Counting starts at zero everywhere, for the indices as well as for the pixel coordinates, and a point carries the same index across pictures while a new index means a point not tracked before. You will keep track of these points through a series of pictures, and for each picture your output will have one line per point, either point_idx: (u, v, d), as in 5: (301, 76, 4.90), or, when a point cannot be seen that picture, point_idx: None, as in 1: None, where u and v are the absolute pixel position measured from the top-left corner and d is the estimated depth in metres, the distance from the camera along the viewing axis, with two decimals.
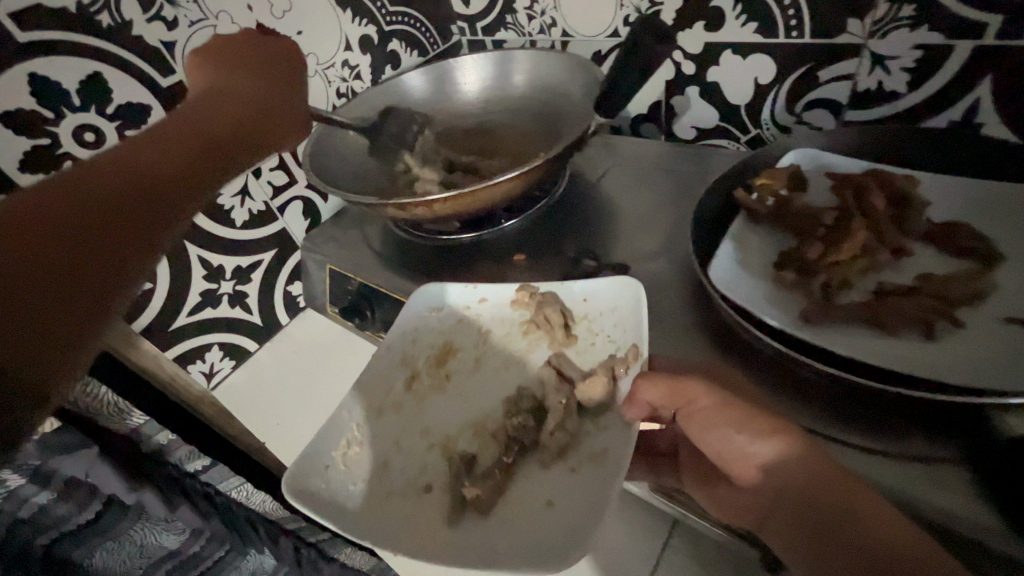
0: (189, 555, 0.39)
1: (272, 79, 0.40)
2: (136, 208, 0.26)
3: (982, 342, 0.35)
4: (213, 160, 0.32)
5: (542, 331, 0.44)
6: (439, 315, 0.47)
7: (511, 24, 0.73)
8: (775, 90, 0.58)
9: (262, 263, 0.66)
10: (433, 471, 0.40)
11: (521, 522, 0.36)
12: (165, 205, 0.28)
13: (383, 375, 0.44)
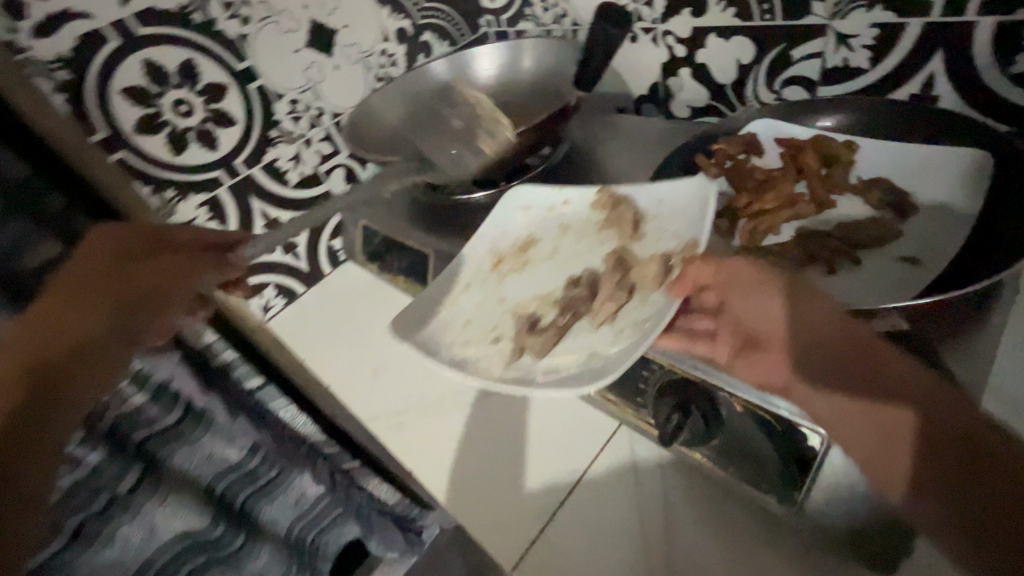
0: (247, 467, 0.46)
1: (199, 270, 0.44)
2: (86, 353, 0.37)
3: (875, 274, 0.41)
4: (123, 336, 0.39)
5: (617, 224, 0.50)
6: (527, 212, 0.54)
7: (529, 16, 0.81)
8: (756, 68, 0.63)
9: (309, 219, 0.79)
10: (500, 330, 0.48)
11: (564, 367, 0.43)
12: (89, 371, 0.37)
13: (477, 259, 0.53)
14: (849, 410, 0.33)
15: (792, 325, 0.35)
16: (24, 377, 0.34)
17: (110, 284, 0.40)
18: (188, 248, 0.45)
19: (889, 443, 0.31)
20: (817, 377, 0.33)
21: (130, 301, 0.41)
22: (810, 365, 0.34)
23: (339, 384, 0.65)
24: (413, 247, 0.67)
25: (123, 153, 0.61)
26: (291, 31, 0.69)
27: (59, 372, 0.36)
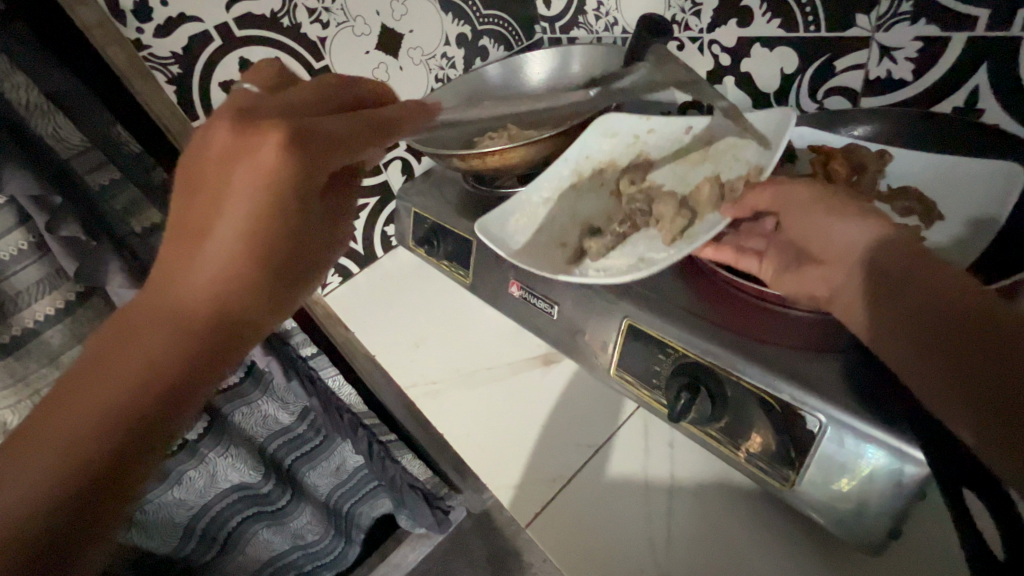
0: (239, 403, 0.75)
1: (310, 149, 0.32)
2: (245, 315, 0.33)
3: None
4: (284, 279, 0.34)
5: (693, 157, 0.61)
6: (611, 141, 0.67)
7: (582, 23, 0.85)
8: (799, 78, 0.64)
9: (367, 206, 0.87)
10: (568, 236, 0.61)
11: (615, 266, 0.55)
12: (251, 313, 0.33)
13: (561, 177, 0.66)
14: (898, 329, 0.34)
15: (838, 249, 0.38)
16: (200, 330, 0.31)
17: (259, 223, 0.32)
18: (307, 132, 0.33)
19: (923, 349, 0.32)
20: (867, 302, 0.36)
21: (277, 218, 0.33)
22: (860, 293, 0.36)
23: (383, 353, 0.72)
24: (458, 233, 0.73)
25: None
26: (363, 35, 0.76)
27: (227, 330, 0.32)
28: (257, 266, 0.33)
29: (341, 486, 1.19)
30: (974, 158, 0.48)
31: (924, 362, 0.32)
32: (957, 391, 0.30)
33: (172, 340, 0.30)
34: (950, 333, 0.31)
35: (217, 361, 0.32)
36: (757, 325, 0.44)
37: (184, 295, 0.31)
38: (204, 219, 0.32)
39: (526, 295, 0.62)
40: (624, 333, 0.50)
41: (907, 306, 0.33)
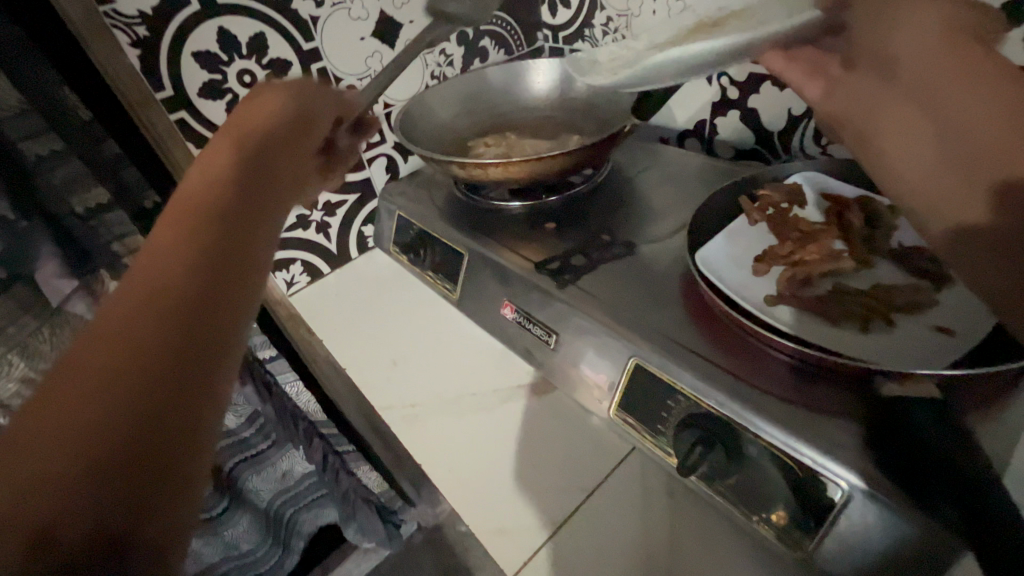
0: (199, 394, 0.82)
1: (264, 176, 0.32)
2: (203, 337, 0.24)
3: (909, 339, 0.41)
4: (244, 266, 0.27)
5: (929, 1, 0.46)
6: None
7: (587, 37, 0.84)
8: (805, 121, 0.65)
9: (346, 203, 0.81)
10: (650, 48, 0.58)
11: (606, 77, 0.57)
12: (188, 445, 0.23)
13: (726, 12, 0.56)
14: (916, 143, 0.33)
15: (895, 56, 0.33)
16: (155, 407, 0.22)
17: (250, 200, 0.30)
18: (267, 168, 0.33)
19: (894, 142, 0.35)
20: (911, 115, 0.33)
21: (252, 171, 0.31)
22: (903, 109, 0.34)
23: (357, 367, 0.66)
24: (447, 245, 0.67)
25: (183, 113, 0.63)
26: (360, 19, 0.70)
27: (174, 403, 0.22)
28: (216, 254, 0.26)
29: (290, 490, 1.09)
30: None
31: (911, 123, 0.33)
32: (922, 159, 0.33)
33: (114, 425, 0.21)
34: (913, 81, 0.33)
35: (135, 492, 0.21)
36: (771, 380, 0.42)
37: (64, 366, 0.22)
38: (177, 207, 0.27)
39: (521, 320, 0.58)
40: (629, 371, 0.47)
41: (924, 88, 0.32)
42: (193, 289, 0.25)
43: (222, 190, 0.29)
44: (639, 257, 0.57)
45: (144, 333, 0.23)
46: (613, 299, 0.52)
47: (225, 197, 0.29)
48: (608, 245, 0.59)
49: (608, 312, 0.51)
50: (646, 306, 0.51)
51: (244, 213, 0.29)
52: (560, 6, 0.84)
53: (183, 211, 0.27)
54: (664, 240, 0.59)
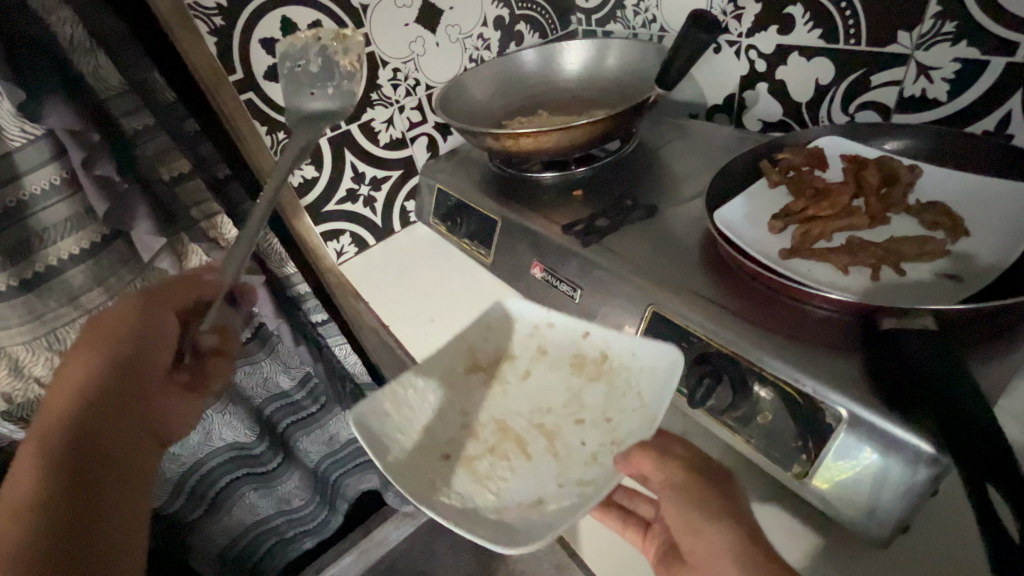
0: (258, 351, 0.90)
1: (128, 370, 0.49)
2: (109, 457, 0.45)
3: (918, 284, 0.43)
4: (105, 424, 0.46)
5: (900, 185, 0.50)
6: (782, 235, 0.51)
7: (619, 18, 0.87)
8: (833, 90, 0.66)
9: (390, 179, 0.87)
10: (459, 446, 0.48)
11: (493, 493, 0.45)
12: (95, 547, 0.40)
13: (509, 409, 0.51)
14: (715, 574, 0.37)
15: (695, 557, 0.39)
16: (70, 515, 0.40)
17: (98, 416, 0.46)
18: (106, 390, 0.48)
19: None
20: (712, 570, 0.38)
21: (131, 384, 0.49)
22: (691, 543, 0.40)
23: (398, 325, 0.72)
24: (481, 213, 0.72)
25: (250, 95, 0.70)
26: (405, 7, 0.76)
27: (93, 510, 0.41)
28: (99, 420, 0.46)
29: (335, 455, 1.18)
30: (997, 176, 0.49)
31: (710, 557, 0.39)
32: None
33: (35, 509, 0.39)
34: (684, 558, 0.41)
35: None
36: (778, 322, 0.45)
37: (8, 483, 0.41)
38: (58, 395, 0.46)
39: (548, 278, 0.62)
40: (648, 319, 0.51)
41: None
42: (93, 438, 0.45)
43: (118, 416, 0.47)
44: (661, 219, 0.60)
45: (64, 475, 0.42)
46: (634, 256, 0.56)
47: (120, 385, 0.48)
48: (631, 209, 0.62)
49: (629, 266, 0.54)
50: (666, 260, 0.55)
51: (104, 415, 0.46)
52: None
53: (71, 419, 0.45)
54: (685, 204, 0.62)
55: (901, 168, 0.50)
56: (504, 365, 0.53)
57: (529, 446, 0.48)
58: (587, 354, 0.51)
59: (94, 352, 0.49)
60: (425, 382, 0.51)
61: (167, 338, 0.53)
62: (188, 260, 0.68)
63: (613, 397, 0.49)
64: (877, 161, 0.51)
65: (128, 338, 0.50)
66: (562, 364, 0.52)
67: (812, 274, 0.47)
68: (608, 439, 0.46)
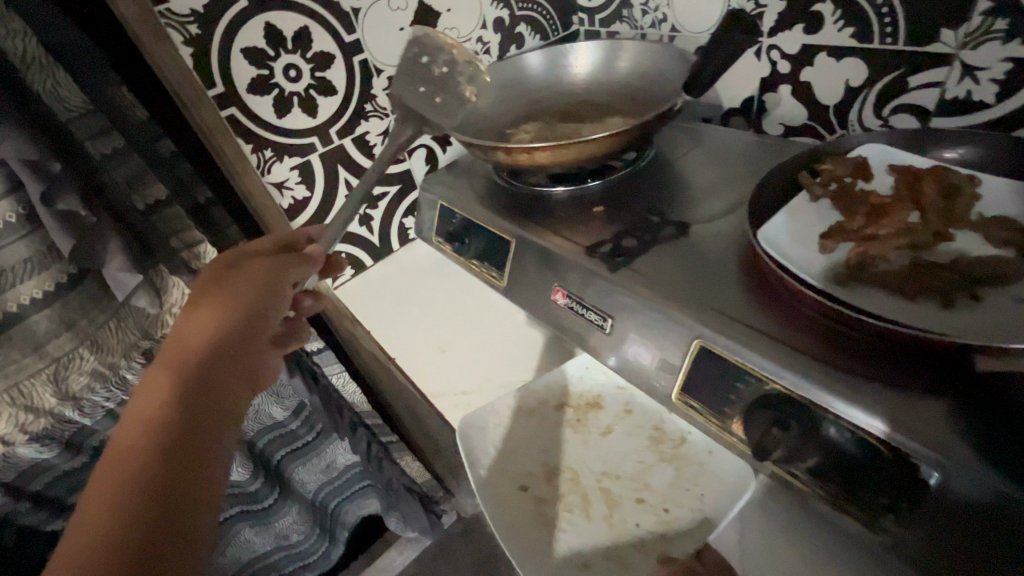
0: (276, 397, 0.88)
1: (245, 327, 0.46)
2: (208, 420, 0.40)
3: (999, 313, 0.39)
4: (217, 392, 0.42)
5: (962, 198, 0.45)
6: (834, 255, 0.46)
7: (626, 18, 0.82)
8: (864, 93, 0.62)
9: (387, 195, 0.81)
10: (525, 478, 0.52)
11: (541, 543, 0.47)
12: (179, 522, 0.34)
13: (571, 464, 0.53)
14: None
15: None
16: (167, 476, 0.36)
17: (208, 370, 0.42)
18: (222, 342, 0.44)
19: None
20: None
21: (235, 346, 0.45)
22: None
23: (405, 357, 0.66)
24: (491, 232, 0.67)
25: (233, 110, 0.64)
26: (399, 9, 0.70)
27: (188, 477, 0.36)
28: (206, 375, 0.42)
29: (333, 482, 1.11)
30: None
31: None
32: None
33: (148, 472, 0.35)
34: None
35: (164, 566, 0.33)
36: (848, 359, 0.40)
37: (120, 428, 0.38)
38: (175, 350, 0.43)
39: (572, 304, 0.56)
40: (694, 353, 0.46)
41: None
42: (197, 401, 0.40)
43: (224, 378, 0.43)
44: (693, 238, 0.56)
45: (168, 428, 0.38)
46: (671, 282, 0.51)
47: (228, 341, 0.44)
48: (659, 227, 0.57)
49: (666, 293, 0.49)
50: (704, 283, 0.50)
51: (217, 373, 0.43)
52: None
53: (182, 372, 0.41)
54: (716, 219, 0.58)
55: (963, 181, 0.46)
56: (587, 415, 0.56)
57: (590, 505, 0.49)
58: (668, 432, 0.54)
59: (207, 306, 0.45)
60: (510, 417, 0.56)
61: (278, 307, 0.49)
62: (169, 294, 0.61)
63: (691, 482, 0.50)
64: (933, 173, 0.47)
65: (240, 288, 0.47)
66: (643, 432, 0.54)
67: (875, 301, 0.42)
68: (660, 525, 0.47)
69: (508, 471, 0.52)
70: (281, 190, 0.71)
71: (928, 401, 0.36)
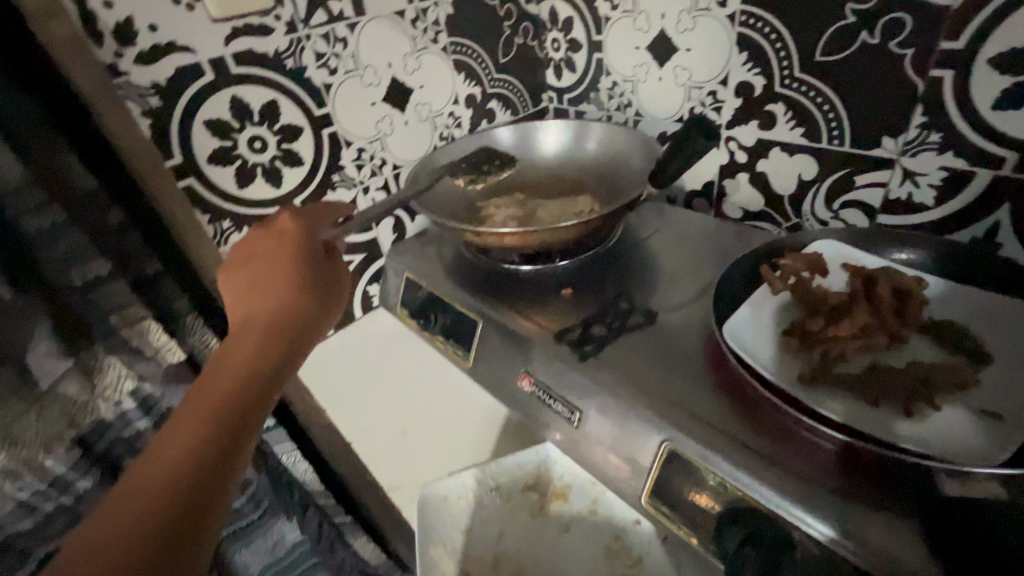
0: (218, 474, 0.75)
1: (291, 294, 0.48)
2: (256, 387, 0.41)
3: (958, 423, 0.40)
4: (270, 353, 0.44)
5: (913, 300, 0.47)
6: (797, 354, 0.47)
7: (593, 99, 0.86)
8: (816, 186, 0.65)
9: (352, 263, 0.79)
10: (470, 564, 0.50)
11: None
12: (211, 491, 0.36)
13: (511, 561, 0.50)
14: None
15: None
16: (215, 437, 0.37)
17: (263, 343, 0.44)
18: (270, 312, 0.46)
19: None
20: None
21: (294, 326, 0.46)
22: None
23: (365, 440, 0.63)
24: (457, 308, 0.65)
25: (191, 181, 0.62)
26: (371, 85, 0.70)
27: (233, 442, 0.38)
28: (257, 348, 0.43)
29: None
30: (995, 293, 0.49)
31: None
32: None
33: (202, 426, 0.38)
34: None
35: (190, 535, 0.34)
36: (816, 467, 0.40)
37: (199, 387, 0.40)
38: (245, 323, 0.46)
39: (540, 393, 0.54)
40: (661, 457, 0.45)
41: None
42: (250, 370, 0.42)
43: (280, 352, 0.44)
44: (661, 327, 0.56)
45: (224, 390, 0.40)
46: (639, 375, 0.50)
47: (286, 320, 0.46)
48: (628, 313, 0.58)
49: (636, 389, 0.49)
50: (673, 378, 0.50)
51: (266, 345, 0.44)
52: (566, 70, 0.86)
53: (244, 340, 0.44)
54: (684, 306, 0.58)
55: (914, 283, 0.48)
56: (551, 507, 0.52)
57: None
58: (627, 545, 0.49)
59: (268, 279, 0.48)
60: (469, 504, 0.53)
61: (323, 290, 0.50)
62: (104, 376, 0.54)
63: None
64: (885, 273, 0.49)
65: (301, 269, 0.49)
66: (600, 539, 0.50)
67: (838, 405, 0.43)
68: None
69: (457, 554, 0.50)
70: None
71: (895, 518, 0.37)
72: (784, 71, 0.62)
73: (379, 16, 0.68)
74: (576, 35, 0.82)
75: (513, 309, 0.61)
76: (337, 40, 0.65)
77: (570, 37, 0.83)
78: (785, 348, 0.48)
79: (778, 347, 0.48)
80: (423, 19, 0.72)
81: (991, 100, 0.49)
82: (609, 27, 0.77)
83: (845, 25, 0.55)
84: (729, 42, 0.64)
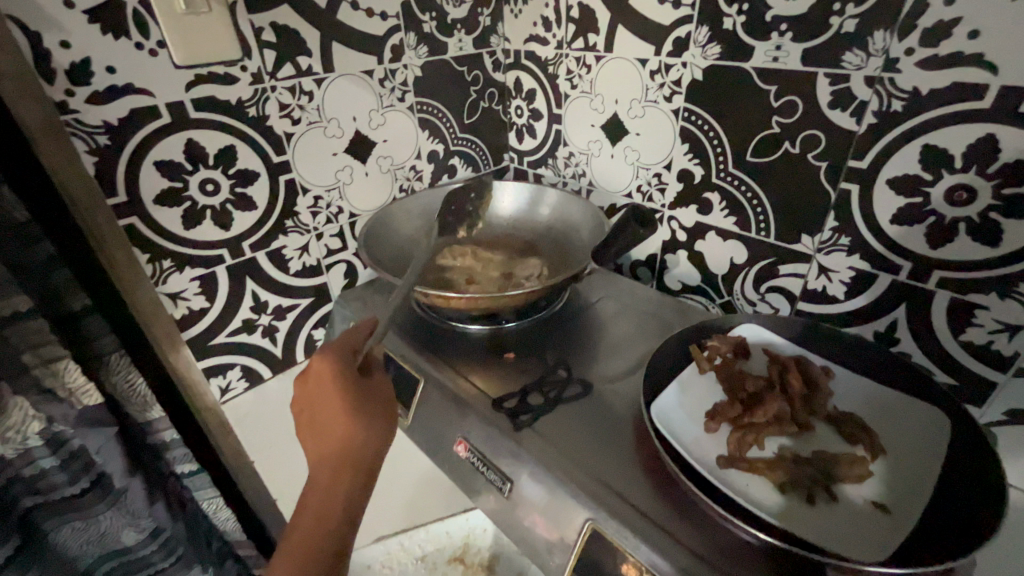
0: (123, 527, 0.64)
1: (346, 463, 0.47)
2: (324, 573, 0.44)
3: (852, 516, 0.43)
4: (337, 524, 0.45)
5: (819, 391, 0.52)
6: (716, 437, 0.50)
7: (551, 166, 0.90)
8: (745, 270, 0.70)
9: (298, 307, 0.77)
10: None
11: None
12: None
13: None
14: None
15: None
16: None
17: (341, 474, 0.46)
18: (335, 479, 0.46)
19: None
20: None
21: (358, 463, 0.46)
22: None
23: None
24: (397, 363, 0.65)
25: (134, 219, 0.59)
26: (334, 137, 0.72)
27: None
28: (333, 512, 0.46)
29: None
30: (890, 386, 0.53)
31: None
32: None
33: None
34: None
35: None
36: (724, 555, 0.42)
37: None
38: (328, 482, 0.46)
39: (475, 460, 0.55)
40: (586, 534, 0.46)
41: None
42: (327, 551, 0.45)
43: (333, 527, 0.45)
44: (597, 399, 0.58)
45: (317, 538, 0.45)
46: (571, 449, 0.51)
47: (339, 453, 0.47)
48: (565, 383, 0.60)
49: (567, 465, 0.50)
50: (602, 452, 0.52)
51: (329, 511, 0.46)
52: (527, 135, 0.91)
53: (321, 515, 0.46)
54: (619, 378, 0.61)
55: (822, 374, 0.53)
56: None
57: None
58: None
59: (331, 419, 0.48)
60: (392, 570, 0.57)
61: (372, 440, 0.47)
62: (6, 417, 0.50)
63: None
64: (794, 362, 0.54)
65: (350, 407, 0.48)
66: None
67: (754, 493, 0.45)
68: None
69: None
70: (175, 300, 0.65)
71: None
72: (719, 165, 0.67)
73: (348, 74, 0.70)
74: (538, 105, 0.87)
75: (455, 369, 0.62)
76: (303, 93, 0.67)
77: (532, 107, 0.88)
78: (705, 430, 0.50)
79: (700, 429, 0.50)
80: (392, 80, 0.75)
81: (889, 216, 0.55)
82: (568, 104, 0.82)
83: (770, 134, 0.61)
84: (674, 133, 0.70)
